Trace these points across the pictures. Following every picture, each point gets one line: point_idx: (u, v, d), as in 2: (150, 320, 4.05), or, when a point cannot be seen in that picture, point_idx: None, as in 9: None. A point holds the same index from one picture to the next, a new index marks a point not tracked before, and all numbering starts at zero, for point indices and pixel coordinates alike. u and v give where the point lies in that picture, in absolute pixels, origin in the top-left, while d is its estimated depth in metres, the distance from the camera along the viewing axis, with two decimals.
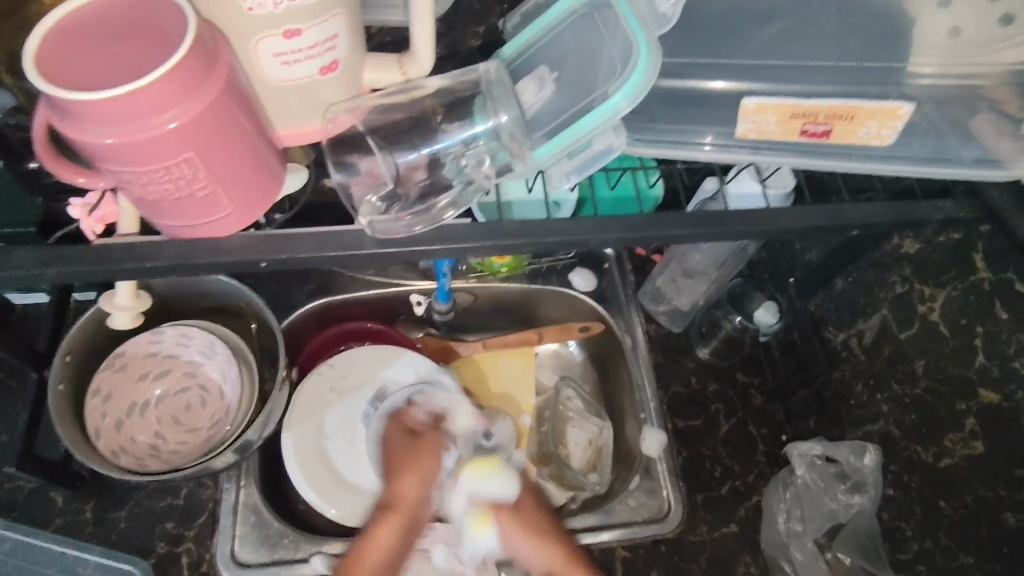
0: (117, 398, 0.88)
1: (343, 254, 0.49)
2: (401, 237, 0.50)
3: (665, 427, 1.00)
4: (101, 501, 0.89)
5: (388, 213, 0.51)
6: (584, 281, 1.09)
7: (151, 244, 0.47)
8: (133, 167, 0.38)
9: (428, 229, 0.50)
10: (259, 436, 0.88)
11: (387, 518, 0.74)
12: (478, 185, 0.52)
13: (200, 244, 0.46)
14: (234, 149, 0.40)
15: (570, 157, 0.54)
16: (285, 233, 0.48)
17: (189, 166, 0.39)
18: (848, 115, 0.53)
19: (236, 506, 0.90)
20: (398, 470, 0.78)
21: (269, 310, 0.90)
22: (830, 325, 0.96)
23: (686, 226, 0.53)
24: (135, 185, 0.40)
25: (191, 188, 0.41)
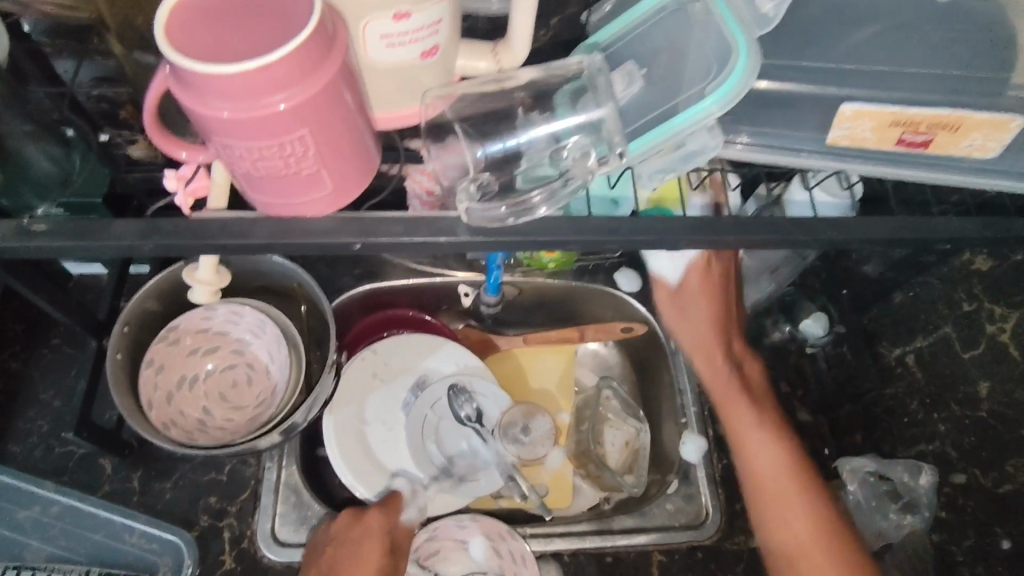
0: (168, 371, 0.89)
1: (433, 240, 0.47)
2: (496, 228, 0.48)
3: (706, 433, 1.01)
4: (148, 472, 0.90)
5: (483, 203, 0.49)
6: (628, 283, 1.09)
7: (239, 219, 0.47)
8: (246, 143, 0.38)
9: (521, 221, 0.48)
10: (306, 418, 0.89)
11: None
12: (576, 177, 0.50)
13: (290, 221, 0.46)
14: (344, 128, 0.40)
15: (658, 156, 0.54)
16: (375, 215, 0.47)
17: (299, 146, 0.39)
18: (955, 125, 0.51)
19: (277, 484, 0.91)
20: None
21: (321, 292, 0.90)
22: (884, 340, 0.92)
23: (772, 231, 0.51)
24: (244, 160, 0.40)
25: (296, 168, 0.41)
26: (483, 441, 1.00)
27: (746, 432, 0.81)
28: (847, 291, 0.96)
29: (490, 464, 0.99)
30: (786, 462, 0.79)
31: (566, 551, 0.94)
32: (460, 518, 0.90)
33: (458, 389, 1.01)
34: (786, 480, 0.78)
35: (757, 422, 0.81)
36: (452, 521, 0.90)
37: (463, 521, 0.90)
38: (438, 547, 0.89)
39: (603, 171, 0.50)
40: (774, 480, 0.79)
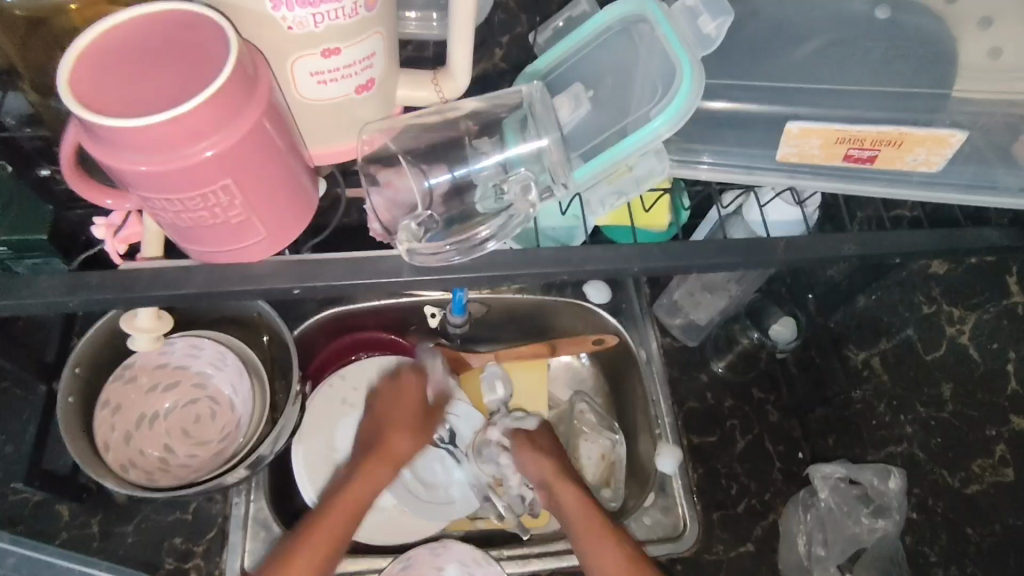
0: (125, 411, 0.86)
1: (377, 282, 0.46)
2: (440, 268, 0.47)
3: (681, 443, 1.03)
4: (108, 516, 0.87)
5: (427, 242, 0.48)
6: (599, 295, 1.13)
7: (176, 271, 0.45)
8: (168, 194, 0.36)
9: (465, 259, 0.47)
10: (272, 450, 0.87)
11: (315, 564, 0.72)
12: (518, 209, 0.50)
13: (219, 264, 0.44)
14: (272, 174, 0.39)
15: (608, 182, 0.54)
16: (314, 260, 0.46)
17: (225, 194, 0.38)
18: (896, 142, 0.51)
19: (245, 520, 0.89)
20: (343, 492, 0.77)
21: (282, 321, 0.89)
22: (851, 344, 0.96)
23: (724, 255, 0.51)
24: (168, 211, 0.38)
25: (223, 218, 0.39)
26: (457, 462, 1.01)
27: (587, 536, 0.83)
28: (814, 295, 1.02)
29: (465, 486, 1.01)
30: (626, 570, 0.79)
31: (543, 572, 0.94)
32: (432, 545, 0.88)
33: None
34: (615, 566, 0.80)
35: (617, 546, 0.81)
36: (424, 548, 0.87)
37: (437, 548, 0.88)
38: None
39: (546, 201, 0.51)
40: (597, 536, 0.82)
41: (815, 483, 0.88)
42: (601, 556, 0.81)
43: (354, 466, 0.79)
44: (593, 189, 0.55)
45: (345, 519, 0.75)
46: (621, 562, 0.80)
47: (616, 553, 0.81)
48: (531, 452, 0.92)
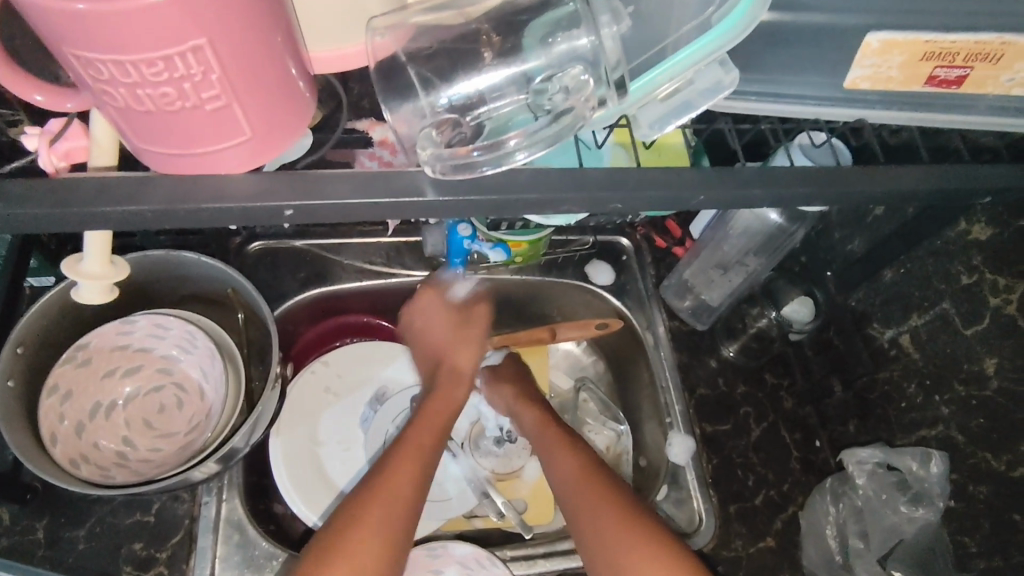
0: (77, 399, 0.76)
1: (398, 200, 0.45)
2: (464, 179, 0.45)
3: (693, 432, 0.96)
4: (55, 520, 0.77)
5: (450, 150, 0.45)
6: (602, 275, 1.06)
7: (175, 202, 0.44)
8: (125, 53, 0.35)
9: (496, 169, 0.45)
10: (246, 443, 0.78)
11: (381, 546, 0.64)
12: (575, 112, 0.46)
13: (215, 197, 0.44)
14: (248, 55, 0.38)
15: (661, 100, 0.49)
16: (318, 203, 0.45)
17: (194, 61, 0.36)
18: (995, 54, 0.50)
19: (216, 522, 0.79)
20: (385, 468, 0.68)
21: (259, 296, 0.80)
22: (874, 322, 0.91)
23: (799, 183, 0.49)
24: (126, 83, 0.37)
25: (181, 103, 0.38)
26: (452, 456, 0.94)
27: (548, 446, 0.81)
28: (831, 273, 0.96)
29: (461, 481, 0.93)
30: (580, 475, 0.76)
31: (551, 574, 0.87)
32: (431, 546, 0.79)
33: None
34: (591, 496, 0.73)
35: (573, 453, 0.79)
36: (421, 550, 0.78)
37: (436, 550, 0.79)
38: None
39: (599, 111, 0.46)
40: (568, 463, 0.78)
41: (850, 471, 0.86)
42: (555, 460, 0.79)
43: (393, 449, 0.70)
44: (641, 111, 0.49)
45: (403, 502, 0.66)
46: (576, 464, 0.77)
47: (572, 459, 0.78)
48: (497, 381, 0.92)
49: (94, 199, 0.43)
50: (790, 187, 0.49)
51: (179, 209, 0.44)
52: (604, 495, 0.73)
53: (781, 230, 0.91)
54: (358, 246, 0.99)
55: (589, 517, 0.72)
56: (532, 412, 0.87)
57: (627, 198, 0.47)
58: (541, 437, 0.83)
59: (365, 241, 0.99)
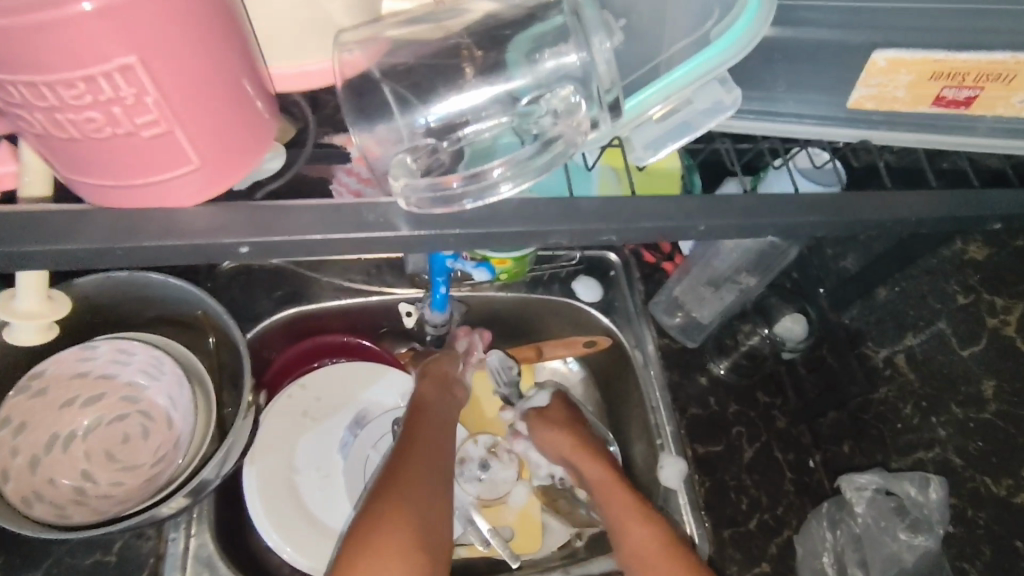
0: (31, 431, 0.72)
1: (371, 235, 0.42)
2: (442, 214, 0.42)
3: (685, 454, 0.93)
4: (8, 561, 0.72)
5: (426, 180, 0.42)
6: (589, 291, 1.03)
7: (114, 237, 0.40)
8: (45, 74, 0.32)
9: (478, 205, 0.42)
10: (217, 475, 0.72)
11: (416, 541, 0.68)
12: (566, 139, 0.43)
13: (168, 230, 0.41)
14: (192, 76, 0.35)
15: (657, 121, 0.47)
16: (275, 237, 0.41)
17: (123, 82, 0.33)
18: (1007, 76, 0.48)
19: (184, 559, 0.75)
20: (403, 472, 0.74)
21: (230, 318, 0.75)
22: (869, 342, 0.90)
23: (807, 213, 0.47)
24: (52, 105, 0.34)
25: (111, 129, 0.35)
26: None
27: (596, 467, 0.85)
28: (824, 290, 0.95)
29: None
30: (632, 505, 0.80)
31: None
32: None
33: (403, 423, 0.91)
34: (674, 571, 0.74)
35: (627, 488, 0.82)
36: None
37: None
38: None
39: (589, 137, 0.44)
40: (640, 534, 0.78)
41: (847, 496, 0.83)
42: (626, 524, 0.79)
43: (397, 455, 0.76)
44: (636, 132, 0.47)
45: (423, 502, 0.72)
46: (629, 500, 0.81)
47: (624, 493, 0.82)
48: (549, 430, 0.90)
49: (34, 227, 0.40)
50: (792, 213, 0.47)
51: (129, 238, 0.41)
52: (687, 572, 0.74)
53: (774, 249, 0.90)
54: (338, 263, 0.96)
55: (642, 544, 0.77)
56: (597, 467, 0.85)
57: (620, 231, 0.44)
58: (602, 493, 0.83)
59: (344, 258, 0.96)
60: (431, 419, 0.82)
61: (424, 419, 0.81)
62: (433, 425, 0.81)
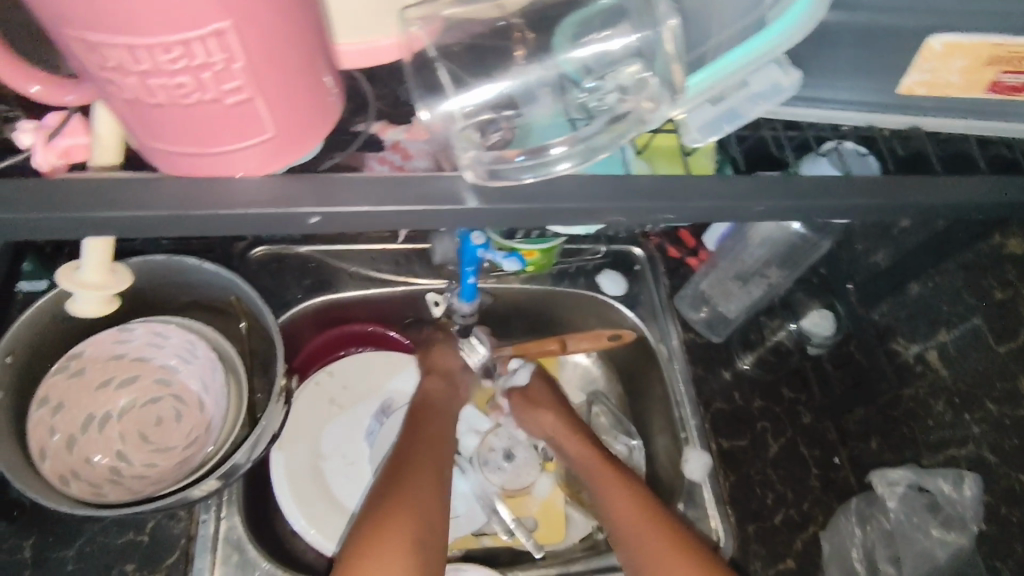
0: (69, 411, 0.73)
1: (439, 210, 0.44)
2: (509, 186, 0.44)
3: (710, 448, 0.93)
4: (45, 538, 0.73)
5: (490, 152, 0.44)
6: (614, 285, 1.02)
7: (178, 209, 0.42)
8: (139, 37, 0.32)
9: (538, 178, 0.44)
10: (249, 459, 0.73)
11: (416, 536, 0.70)
12: (632, 115, 0.45)
13: (221, 204, 0.42)
14: (280, 43, 0.36)
15: (713, 103, 0.49)
16: (342, 207, 0.43)
17: (216, 47, 0.34)
18: None
19: (213, 541, 0.76)
20: (407, 469, 0.76)
21: (263, 304, 0.76)
22: (898, 337, 0.90)
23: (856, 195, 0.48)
24: (139, 67, 0.34)
25: (196, 95, 0.36)
26: (460, 471, 0.92)
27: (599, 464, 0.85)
28: (853, 286, 0.95)
29: (469, 498, 0.90)
30: (630, 504, 0.80)
31: None
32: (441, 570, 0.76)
33: None
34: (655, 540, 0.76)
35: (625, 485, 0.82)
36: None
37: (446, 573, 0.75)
38: None
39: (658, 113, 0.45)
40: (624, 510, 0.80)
41: (880, 492, 0.83)
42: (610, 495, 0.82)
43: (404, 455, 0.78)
44: (692, 114, 0.50)
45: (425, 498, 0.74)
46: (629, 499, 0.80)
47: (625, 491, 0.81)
48: (530, 408, 0.92)
49: (90, 202, 0.41)
50: (852, 198, 0.48)
51: (184, 211, 0.42)
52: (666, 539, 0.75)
53: (801, 241, 0.90)
54: (366, 252, 0.96)
55: (637, 540, 0.77)
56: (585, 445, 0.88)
57: (677, 209, 0.46)
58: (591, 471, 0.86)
59: (371, 247, 0.96)
60: (439, 422, 0.84)
61: (431, 423, 0.84)
62: (439, 428, 0.84)
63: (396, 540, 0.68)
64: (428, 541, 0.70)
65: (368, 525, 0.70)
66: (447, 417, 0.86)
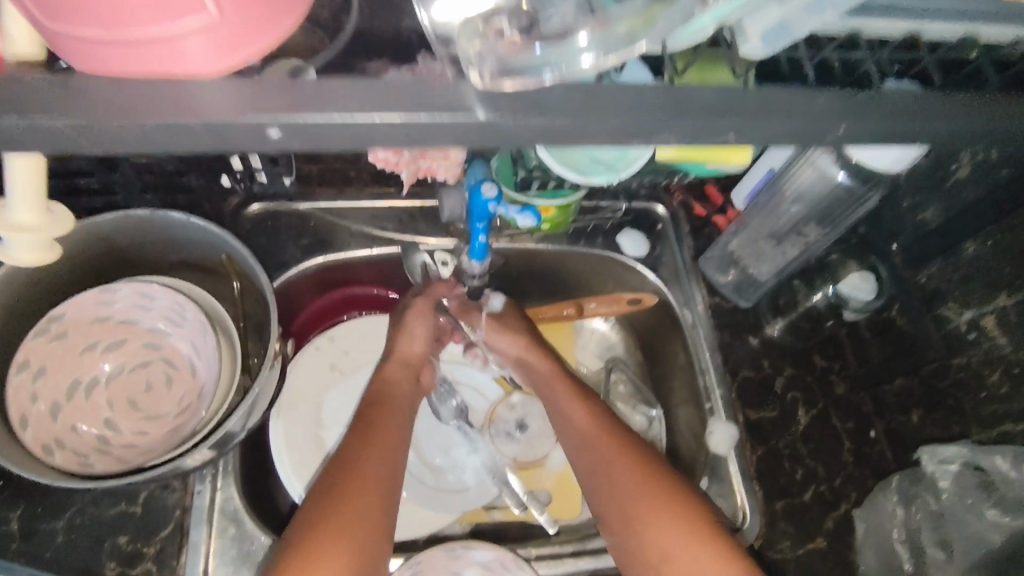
0: (52, 375, 0.68)
1: (433, 120, 0.38)
2: (528, 87, 0.38)
3: (737, 420, 0.87)
4: (31, 510, 0.69)
5: (504, 44, 0.39)
6: (635, 245, 0.95)
7: (112, 115, 0.37)
8: None
9: (558, 77, 0.38)
10: (243, 428, 0.69)
11: (361, 544, 0.63)
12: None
13: (185, 112, 0.37)
14: None
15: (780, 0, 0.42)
16: (309, 116, 0.37)
17: None
18: None
19: (209, 512, 0.72)
20: (354, 463, 0.67)
21: (255, 262, 0.69)
22: (949, 301, 0.81)
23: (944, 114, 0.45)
24: None
25: None
26: (471, 443, 0.87)
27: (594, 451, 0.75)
28: (899, 247, 0.88)
29: (481, 470, 0.85)
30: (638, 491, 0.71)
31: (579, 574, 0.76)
32: (450, 546, 0.70)
33: (440, 379, 0.89)
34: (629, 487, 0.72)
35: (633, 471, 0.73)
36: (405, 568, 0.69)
37: (455, 550, 0.70)
38: None
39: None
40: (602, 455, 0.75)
41: (926, 467, 0.75)
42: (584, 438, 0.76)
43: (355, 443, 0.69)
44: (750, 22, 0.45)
45: (372, 496, 0.66)
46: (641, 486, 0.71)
47: (629, 478, 0.72)
48: (502, 335, 0.84)
49: None
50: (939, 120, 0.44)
51: (149, 129, 0.37)
52: (641, 486, 0.71)
53: (848, 192, 0.80)
54: (368, 210, 0.90)
55: (645, 534, 0.69)
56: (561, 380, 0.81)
57: (745, 126, 0.42)
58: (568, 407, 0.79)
59: (375, 205, 0.89)
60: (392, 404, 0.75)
61: (386, 403, 0.75)
62: (392, 410, 0.74)
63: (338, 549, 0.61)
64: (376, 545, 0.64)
65: (304, 533, 0.62)
66: (404, 395, 0.77)
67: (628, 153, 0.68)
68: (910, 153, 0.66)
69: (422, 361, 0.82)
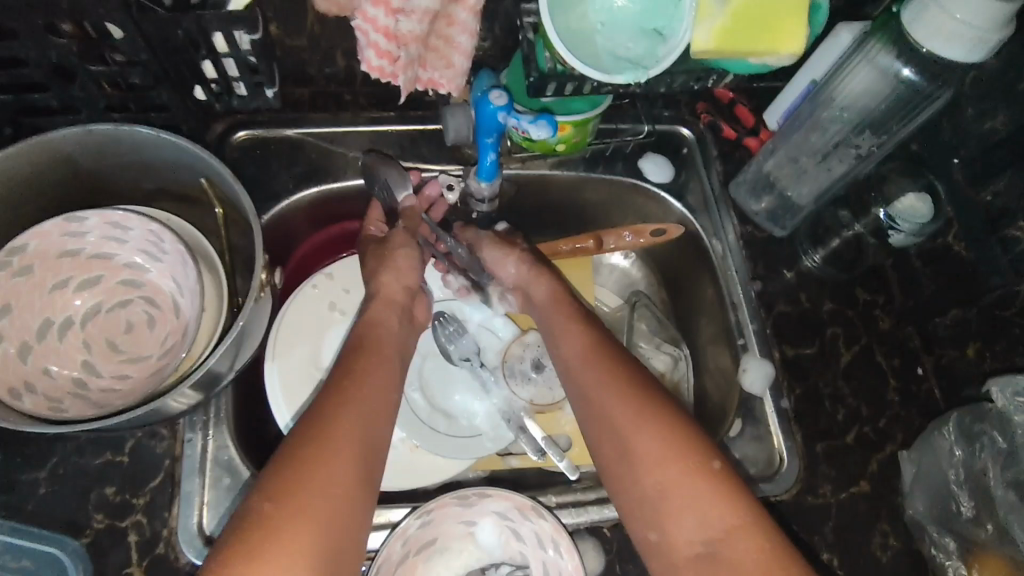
0: (19, 315, 0.61)
1: None
2: None
3: (772, 357, 0.79)
4: (11, 460, 0.64)
5: None
6: (659, 170, 0.86)
7: None
8: None
9: None
10: (232, 367, 0.63)
11: (333, 501, 0.54)
12: None
13: None
14: None
15: None
16: None
17: None
18: None
19: (202, 461, 0.66)
20: (331, 414, 0.59)
21: (236, 183, 0.62)
22: (1019, 223, 0.72)
23: None
24: None
25: None
26: (484, 387, 0.81)
27: (605, 393, 0.67)
28: (959, 162, 0.78)
29: (495, 416, 0.79)
30: (655, 437, 0.62)
31: (604, 523, 0.71)
32: (463, 495, 0.63)
33: (446, 317, 0.81)
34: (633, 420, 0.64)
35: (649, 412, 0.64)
36: (410, 521, 0.61)
37: (467, 499, 0.63)
38: (434, 536, 0.64)
39: None
40: (602, 388, 0.67)
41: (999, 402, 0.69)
42: (585, 368, 0.69)
43: (331, 394, 0.61)
44: None
45: (350, 451, 0.58)
46: (658, 429, 0.62)
47: (647, 421, 0.63)
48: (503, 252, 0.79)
49: None
50: None
51: None
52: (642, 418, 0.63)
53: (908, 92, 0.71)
54: (365, 137, 0.81)
55: (668, 478, 0.60)
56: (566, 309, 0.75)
57: None
58: (571, 337, 0.72)
59: (372, 129, 0.81)
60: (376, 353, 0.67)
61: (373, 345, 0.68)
62: (376, 359, 0.67)
63: (308, 507, 0.53)
64: (351, 503, 0.55)
65: (280, 470, 0.54)
66: (394, 340, 0.70)
67: (656, 49, 0.60)
68: (985, 42, 0.57)
69: (412, 295, 0.76)
